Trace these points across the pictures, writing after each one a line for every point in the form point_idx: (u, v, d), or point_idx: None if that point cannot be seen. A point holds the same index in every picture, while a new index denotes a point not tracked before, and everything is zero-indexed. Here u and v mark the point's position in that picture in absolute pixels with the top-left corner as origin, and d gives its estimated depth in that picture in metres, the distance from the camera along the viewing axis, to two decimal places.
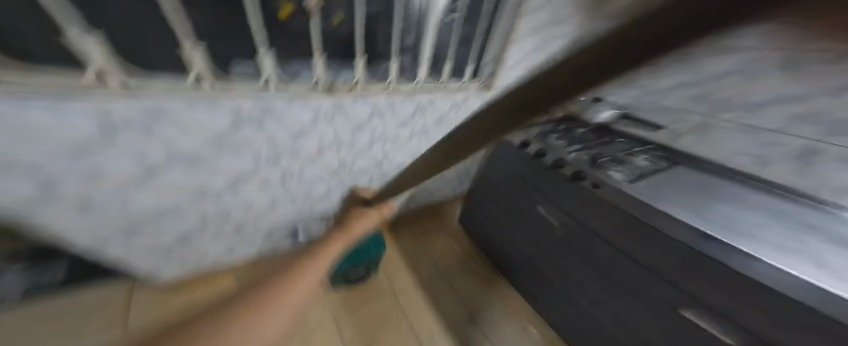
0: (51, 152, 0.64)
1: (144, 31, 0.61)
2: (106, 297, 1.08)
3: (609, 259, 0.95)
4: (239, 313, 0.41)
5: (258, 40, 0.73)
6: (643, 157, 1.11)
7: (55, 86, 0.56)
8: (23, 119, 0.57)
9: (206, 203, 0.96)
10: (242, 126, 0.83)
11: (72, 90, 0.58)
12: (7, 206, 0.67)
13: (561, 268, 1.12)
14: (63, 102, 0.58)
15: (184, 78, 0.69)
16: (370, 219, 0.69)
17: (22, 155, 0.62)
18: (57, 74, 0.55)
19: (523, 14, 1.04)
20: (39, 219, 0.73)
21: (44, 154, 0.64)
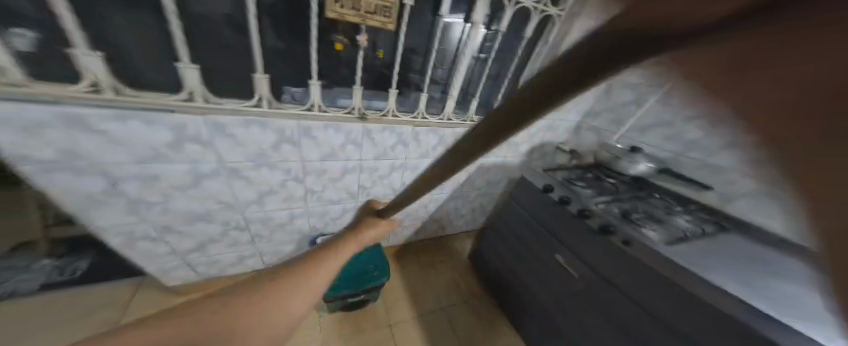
0: (130, 150, 0.74)
1: (231, 61, 0.75)
2: (114, 294, 1.08)
3: (615, 312, 0.87)
4: (257, 298, 0.37)
5: (311, 74, 0.84)
6: (686, 218, 0.97)
7: (158, 101, 0.70)
8: (124, 126, 0.70)
9: (235, 210, 0.99)
10: (283, 143, 0.90)
11: (168, 105, 0.71)
12: (81, 190, 0.76)
13: (566, 319, 1.03)
14: (157, 114, 0.71)
15: (248, 100, 0.80)
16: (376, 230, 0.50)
17: (110, 150, 0.72)
18: (161, 93, 0.71)
19: None
20: (96, 205, 0.80)
21: (126, 151, 0.74)
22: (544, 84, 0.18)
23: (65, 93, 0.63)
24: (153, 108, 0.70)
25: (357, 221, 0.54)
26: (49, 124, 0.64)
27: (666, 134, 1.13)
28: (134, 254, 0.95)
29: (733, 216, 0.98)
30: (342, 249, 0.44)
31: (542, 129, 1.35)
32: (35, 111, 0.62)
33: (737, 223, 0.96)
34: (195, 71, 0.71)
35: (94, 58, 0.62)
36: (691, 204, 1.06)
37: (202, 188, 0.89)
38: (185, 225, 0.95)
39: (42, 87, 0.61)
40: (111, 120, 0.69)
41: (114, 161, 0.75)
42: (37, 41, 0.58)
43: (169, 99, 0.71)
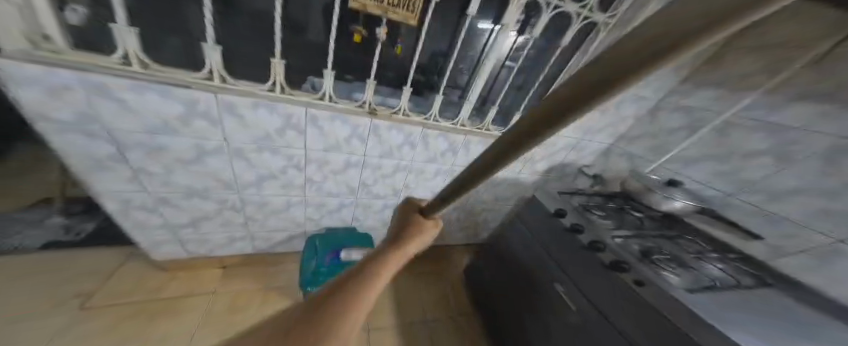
0: (133, 121, 0.69)
1: (256, 43, 0.72)
2: (102, 261, 1.03)
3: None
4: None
5: (327, 63, 0.80)
6: (719, 265, 0.88)
7: (174, 77, 0.67)
8: (139, 98, 0.66)
9: (232, 191, 0.93)
10: (288, 130, 0.85)
11: (185, 82, 0.68)
12: (69, 155, 0.70)
13: None
14: (169, 89, 0.67)
15: (264, 84, 0.76)
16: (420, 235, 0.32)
17: (114, 118, 0.68)
18: (185, 71, 0.68)
19: None
20: (82, 172, 0.73)
21: (128, 120, 0.69)
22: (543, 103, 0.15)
23: (96, 62, 0.61)
24: (174, 85, 0.67)
25: (395, 226, 0.32)
26: (72, 88, 0.61)
27: (717, 170, 1.01)
28: (125, 224, 0.88)
29: (774, 270, 0.87)
30: (370, 291, 0.27)
31: (566, 148, 1.26)
32: (60, 77, 0.59)
33: (777, 278, 0.86)
34: (218, 52, 0.68)
35: (129, 33, 0.60)
36: (729, 253, 0.95)
37: (205, 164, 0.83)
38: (181, 200, 0.89)
39: (78, 56, 0.60)
40: (127, 90, 0.64)
41: (123, 130, 0.70)
42: (85, 17, 0.58)
43: (190, 78, 0.68)
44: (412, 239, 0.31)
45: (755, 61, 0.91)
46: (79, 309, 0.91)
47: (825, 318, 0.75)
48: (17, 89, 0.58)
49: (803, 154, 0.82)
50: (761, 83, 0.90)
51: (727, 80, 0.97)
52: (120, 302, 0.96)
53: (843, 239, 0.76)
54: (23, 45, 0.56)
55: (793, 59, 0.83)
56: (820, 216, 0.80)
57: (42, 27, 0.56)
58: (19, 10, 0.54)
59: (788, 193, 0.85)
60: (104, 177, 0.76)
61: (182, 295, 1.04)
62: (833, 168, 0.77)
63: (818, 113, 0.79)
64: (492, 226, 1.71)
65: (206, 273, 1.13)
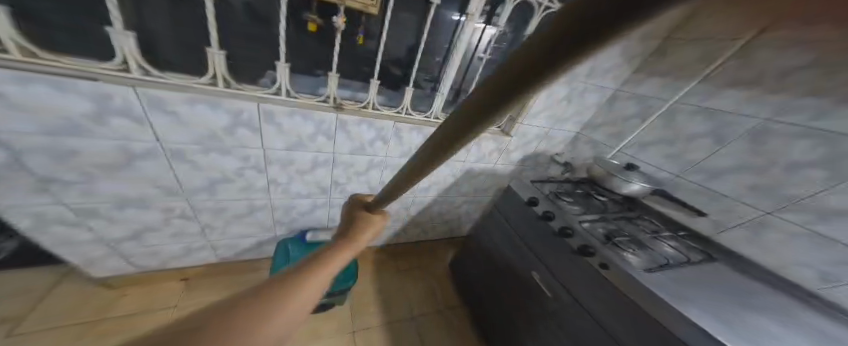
0: (35, 122, 0.60)
1: (187, 32, 0.64)
2: (31, 283, 0.91)
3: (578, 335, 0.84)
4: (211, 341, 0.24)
5: (279, 55, 0.73)
6: (672, 244, 0.94)
7: (79, 69, 0.58)
8: (26, 93, 0.56)
9: (180, 197, 0.84)
10: (239, 128, 0.78)
11: (95, 75, 0.59)
12: None
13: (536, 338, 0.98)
14: (73, 84, 0.58)
15: (200, 77, 0.69)
16: (371, 225, 0.37)
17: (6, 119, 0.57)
18: (89, 60, 0.59)
19: None
20: None
21: (25, 120, 0.59)
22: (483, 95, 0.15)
23: None
24: (75, 76, 0.58)
25: (345, 220, 0.37)
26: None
27: (668, 152, 1.07)
28: (46, 241, 0.78)
29: (723, 245, 0.94)
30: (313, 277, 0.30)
31: (537, 138, 1.28)
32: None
33: (726, 253, 0.92)
34: (133, 40, 0.59)
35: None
36: (683, 231, 1.01)
37: (138, 169, 0.74)
38: (112, 211, 0.80)
39: None
40: (10, 83, 0.54)
41: (16, 132, 0.60)
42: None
43: (101, 69, 0.60)
44: (359, 230, 0.36)
45: (694, 52, 0.96)
46: (4, 336, 0.80)
47: (762, 287, 0.82)
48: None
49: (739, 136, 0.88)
50: (706, 70, 0.95)
51: (673, 70, 1.02)
52: (54, 326, 0.86)
53: (771, 211, 0.83)
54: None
55: (723, 49, 0.89)
56: (753, 193, 0.86)
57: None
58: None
59: (729, 171, 0.91)
60: (10, 188, 0.66)
61: (134, 313, 0.95)
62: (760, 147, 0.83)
63: (748, 96, 0.86)
64: (474, 217, 1.73)
65: (161, 286, 1.04)
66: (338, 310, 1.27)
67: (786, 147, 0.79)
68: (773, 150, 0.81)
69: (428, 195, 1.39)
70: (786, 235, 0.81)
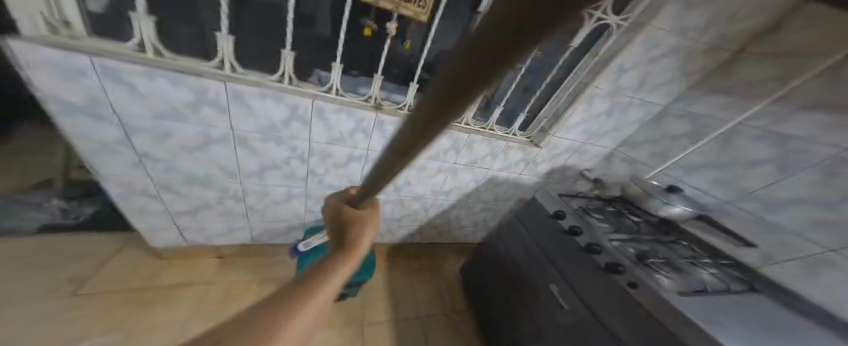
0: (147, 106, 0.69)
1: (271, 32, 0.72)
2: (99, 246, 1.02)
3: None
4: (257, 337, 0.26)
5: (336, 57, 0.80)
6: (712, 271, 0.91)
7: (189, 66, 0.67)
8: (151, 83, 0.65)
9: (235, 180, 0.92)
10: (294, 121, 0.84)
11: (201, 71, 0.68)
12: (75, 139, 0.69)
13: None
14: (184, 78, 0.66)
15: (272, 75, 0.76)
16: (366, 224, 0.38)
17: (120, 105, 0.67)
18: (197, 60, 0.68)
19: (607, 73, 0.99)
20: (93, 157, 0.74)
21: (138, 105, 0.68)
22: (448, 76, 0.14)
23: (113, 48, 0.61)
24: (185, 72, 0.66)
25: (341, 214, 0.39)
26: (87, 74, 0.61)
27: (715, 178, 1.04)
28: (127, 208, 0.88)
29: (772, 279, 0.91)
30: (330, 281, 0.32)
31: (566, 151, 1.26)
32: (76, 62, 0.59)
33: (775, 287, 0.89)
34: (231, 42, 0.68)
35: (148, 22, 0.60)
36: (724, 259, 0.99)
37: (209, 152, 0.82)
38: (183, 186, 0.88)
39: (96, 43, 0.60)
40: (140, 75, 0.64)
41: (131, 115, 0.69)
42: (105, 4, 0.58)
43: (203, 66, 0.68)
44: (357, 229, 0.37)
45: (770, 68, 0.88)
46: (72, 295, 0.89)
47: (805, 323, 0.79)
48: (31, 71, 0.58)
49: (805, 166, 0.84)
50: (780, 87, 0.88)
51: (741, 85, 0.94)
52: (115, 288, 0.95)
53: (836, 247, 0.80)
54: (41, 30, 0.56)
55: (809, 65, 0.82)
56: (818, 228, 0.83)
57: (64, 13, 0.56)
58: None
59: (784, 203, 0.89)
60: (109, 159, 0.75)
61: (178, 284, 1.04)
62: (834, 182, 0.80)
63: (823, 123, 0.81)
64: (490, 225, 1.73)
65: (203, 262, 1.13)
66: (353, 302, 1.31)
67: None
68: (845, 185, 0.78)
69: (450, 199, 1.41)
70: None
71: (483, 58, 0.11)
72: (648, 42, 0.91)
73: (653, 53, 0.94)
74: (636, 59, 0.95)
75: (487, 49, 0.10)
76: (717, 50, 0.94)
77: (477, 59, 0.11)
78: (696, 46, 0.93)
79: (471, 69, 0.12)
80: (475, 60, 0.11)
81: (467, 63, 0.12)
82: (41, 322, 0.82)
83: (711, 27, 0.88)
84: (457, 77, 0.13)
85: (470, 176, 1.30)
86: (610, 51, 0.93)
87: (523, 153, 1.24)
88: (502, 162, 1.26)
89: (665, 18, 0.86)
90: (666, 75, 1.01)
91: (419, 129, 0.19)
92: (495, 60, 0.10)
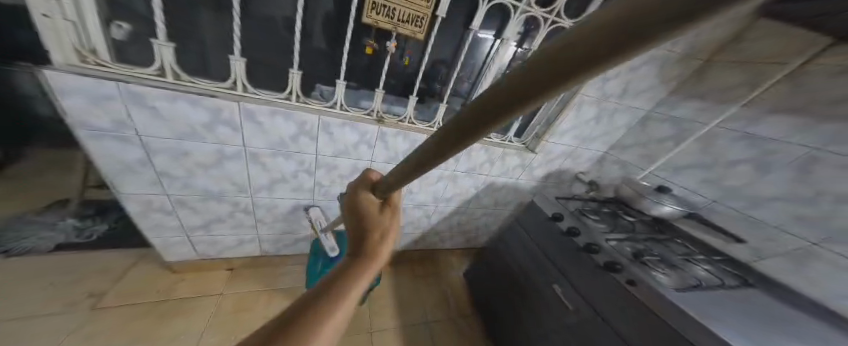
0: (167, 129, 0.74)
1: (279, 55, 0.78)
2: (112, 263, 1.06)
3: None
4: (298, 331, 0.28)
5: (339, 74, 0.86)
6: (705, 267, 0.95)
7: (205, 87, 0.72)
8: (172, 106, 0.70)
9: (245, 194, 0.97)
10: (302, 136, 0.90)
11: (216, 92, 0.73)
12: (98, 161, 0.74)
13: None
14: (202, 99, 0.72)
15: (280, 93, 0.81)
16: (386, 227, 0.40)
17: (143, 128, 0.72)
18: (212, 81, 0.73)
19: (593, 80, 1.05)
20: (115, 177, 0.78)
21: (161, 127, 0.73)
22: (516, 83, 0.17)
23: (135, 74, 0.65)
24: (204, 94, 0.72)
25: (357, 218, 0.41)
26: (114, 98, 0.65)
27: (702, 177, 1.09)
28: (143, 224, 0.92)
29: (763, 273, 0.94)
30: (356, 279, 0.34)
31: (561, 155, 1.31)
32: (105, 88, 0.63)
33: (767, 281, 0.92)
34: (243, 64, 0.72)
35: (168, 49, 0.65)
36: (717, 256, 1.02)
37: (224, 168, 0.87)
38: (196, 202, 0.93)
39: (121, 69, 0.64)
40: (162, 99, 0.69)
41: (152, 137, 0.74)
42: (129, 33, 0.63)
43: (218, 87, 0.73)
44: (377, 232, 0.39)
45: (738, 75, 0.96)
46: (92, 309, 0.93)
47: (800, 314, 0.82)
48: (61, 98, 0.62)
49: (780, 165, 0.89)
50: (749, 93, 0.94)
51: (715, 91, 1.01)
52: (133, 302, 0.99)
53: (818, 242, 0.83)
54: (69, 59, 0.59)
55: (770, 73, 0.89)
56: (796, 222, 0.87)
57: (92, 44, 0.60)
58: (73, 27, 0.57)
59: (766, 199, 0.93)
60: (129, 178, 0.80)
61: (191, 296, 1.07)
62: (808, 177, 0.84)
63: (795, 125, 0.85)
64: (492, 230, 1.76)
65: (214, 274, 1.17)
66: (360, 309, 1.34)
67: (833, 176, 0.79)
68: (819, 182, 0.82)
69: (451, 206, 1.45)
70: (834, 266, 0.81)
71: (556, 70, 0.14)
72: None
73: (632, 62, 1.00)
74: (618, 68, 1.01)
75: (564, 63, 0.14)
76: (691, 59, 1.02)
77: (551, 68, 0.14)
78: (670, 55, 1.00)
79: (543, 77, 0.15)
80: (548, 69, 0.15)
81: (538, 71, 0.15)
82: (60, 336, 0.85)
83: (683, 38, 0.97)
84: (526, 84, 0.16)
85: (470, 183, 1.34)
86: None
87: (519, 158, 1.28)
88: (499, 168, 1.31)
89: None
90: (647, 81, 1.07)
91: (467, 124, 0.23)
92: (570, 71, 0.14)
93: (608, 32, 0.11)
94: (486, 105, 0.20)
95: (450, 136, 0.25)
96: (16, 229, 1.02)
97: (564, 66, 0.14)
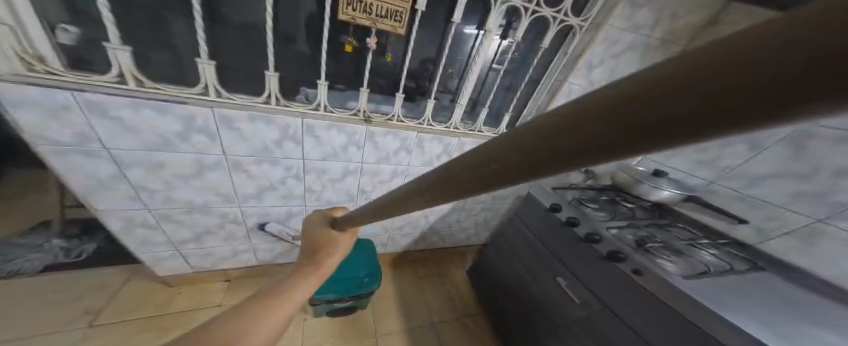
0: (137, 139, 0.72)
1: (252, 58, 0.75)
2: (106, 280, 1.04)
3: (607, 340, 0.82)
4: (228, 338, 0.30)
5: (319, 74, 0.83)
6: (712, 252, 0.91)
7: (171, 92, 0.69)
8: (137, 115, 0.69)
9: (233, 204, 0.95)
10: (286, 140, 0.88)
11: (185, 97, 0.70)
12: (67, 177, 0.72)
13: None
14: (170, 106, 0.70)
15: (258, 97, 0.79)
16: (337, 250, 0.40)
17: (107, 140, 0.70)
18: (178, 87, 0.70)
19: (580, 66, 1.03)
20: (88, 194, 0.77)
21: (126, 136, 0.71)
22: (551, 125, 0.14)
23: (94, 81, 0.63)
24: (170, 101, 0.70)
25: (308, 240, 0.41)
26: (70, 109, 0.63)
27: (699, 159, 1.10)
28: (129, 241, 0.91)
29: (768, 253, 0.93)
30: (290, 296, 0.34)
31: None
32: (60, 98, 0.61)
33: (774, 261, 0.91)
34: (213, 68, 0.70)
35: (125, 52, 0.62)
36: (723, 238, 1.00)
37: (205, 179, 0.86)
38: (181, 215, 0.91)
39: (75, 76, 0.61)
40: (125, 108, 0.67)
41: (121, 148, 0.73)
42: (78, 37, 0.60)
43: (187, 93, 0.71)
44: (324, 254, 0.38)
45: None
46: (89, 326, 0.92)
47: (815, 297, 0.80)
48: (14, 112, 0.60)
49: (776, 140, 0.91)
50: None
51: None
52: (124, 320, 0.97)
53: (822, 218, 0.83)
54: (16, 67, 0.57)
55: None
56: (795, 200, 0.87)
57: (37, 49, 0.58)
58: (12, 32, 0.55)
59: (763, 177, 0.93)
60: (104, 193, 0.78)
61: (189, 310, 1.06)
62: (802, 153, 0.85)
63: None
64: (493, 225, 1.72)
65: (210, 286, 1.15)
66: (362, 314, 1.31)
67: (829, 149, 0.81)
68: (812, 155, 0.84)
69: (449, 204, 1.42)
70: (843, 244, 0.80)
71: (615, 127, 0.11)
72: (607, 41, 0.98)
73: (614, 50, 1.01)
74: (602, 55, 1.02)
75: (624, 119, 0.11)
76: (671, 45, 1.06)
77: (606, 125, 0.11)
78: (649, 41, 1.02)
79: (593, 132, 0.12)
80: (601, 122, 0.11)
81: (582, 121, 0.12)
82: None
83: (660, 25, 0.97)
84: (565, 128, 0.13)
85: None
86: (575, 52, 1.00)
87: None
88: None
89: (618, 18, 0.92)
90: (631, 67, 1.09)
91: (486, 164, 0.19)
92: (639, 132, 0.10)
93: (696, 101, 0.08)
94: (511, 147, 0.17)
95: (462, 176, 0.22)
96: (3, 252, 1.03)
97: (626, 123, 0.11)
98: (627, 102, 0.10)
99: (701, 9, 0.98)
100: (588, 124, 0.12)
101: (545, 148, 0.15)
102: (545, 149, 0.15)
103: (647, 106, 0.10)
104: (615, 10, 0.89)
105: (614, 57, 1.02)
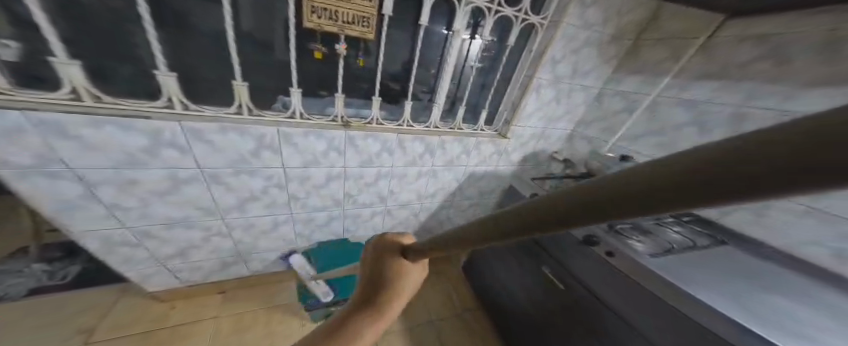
0: (106, 158, 0.74)
1: (222, 68, 0.76)
2: (98, 299, 1.06)
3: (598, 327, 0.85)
4: None
5: (291, 82, 0.84)
6: (677, 229, 0.96)
7: (133, 105, 0.71)
8: (99, 132, 0.70)
9: (214, 217, 0.97)
10: (264, 150, 0.90)
11: (149, 111, 0.73)
12: (32, 201, 0.73)
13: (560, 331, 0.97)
14: (134, 122, 0.72)
15: (228, 107, 0.81)
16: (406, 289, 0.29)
17: (69, 159, 0.71)
18: (139, 100, 0.72)
19: (545, 61, 1.06)
20: (55, 216, 0.77)
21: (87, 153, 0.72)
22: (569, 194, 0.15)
23: (50, 99, 0.65)
24: (132, 116, 0.71)
25: (365, 272, 0.29)
26: (24, 130, 0.64)
27: None
28: (111, 260, 0.92)
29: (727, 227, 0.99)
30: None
31: (535, 138, 1.33)
32: (11, 117, 0.62)
33: (734, 235, 0.96)
34: (174, 79, 0.72)
35: (76, 67, 0.64)
36: (686, 216, 1.07)
37: (183, 193, 0.87)
38: (163, 231, 0.93)
39: (27, 96, 0.63)
40: (87, 126, 0.68)
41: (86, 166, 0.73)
42: (20, 52, 0.60)
43: (150, 107, 0.73)
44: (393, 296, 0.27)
45: (663, 50, 1.06)
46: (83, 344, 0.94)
47: (776, 266, 0.85)
48: None
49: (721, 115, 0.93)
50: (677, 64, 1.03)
51: (648, 66, 1.10)
52: (116, 336, 0.98)
53: None
54: None
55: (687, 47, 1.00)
56: None
57: None
58: None
59: None
60: (74, 213, 0.79)
61: (185, 323, 1.07)
62: None
63: (717, 86, 0.94)
64: None
65: (203, 298, 1.16)
66: None
67: None
68: None
69: (436, 202, 1.43)
70: (790, 213, 0.85)
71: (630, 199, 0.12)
72: (566, 38, 1.01)
73: (573, 45, 1.05)
74: (563, 51, 1.05)
75: (634, 190, 0.12)
76: (621, 40, 1.13)
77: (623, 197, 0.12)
78: (602, 37, 1.08)
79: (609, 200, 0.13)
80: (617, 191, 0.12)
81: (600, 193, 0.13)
82: None
83: (609, 22, 1.04)
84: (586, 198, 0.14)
85: (450, 175, 1.34)
86: (540, 48, 1.03)
87: (494, 146, 1.28)
88: (478, 158, 1.31)
89: (572, 16, 0.96)
90: (590, 61, 1.13)
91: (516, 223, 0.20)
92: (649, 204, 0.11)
93: (685, 177, 0.09)
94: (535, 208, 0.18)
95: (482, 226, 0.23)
96: None
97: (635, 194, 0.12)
98: (631, 177, 0.12)
99: (641, 8, 1.05)
100: (617, 186, 0.12)
101: (568, 213, 0.16)
102: (568, 211, 0.16)
103: (650, 182, 0.11)
104: (567, 10, 0.95)
105: (575, 51, 1.06)
